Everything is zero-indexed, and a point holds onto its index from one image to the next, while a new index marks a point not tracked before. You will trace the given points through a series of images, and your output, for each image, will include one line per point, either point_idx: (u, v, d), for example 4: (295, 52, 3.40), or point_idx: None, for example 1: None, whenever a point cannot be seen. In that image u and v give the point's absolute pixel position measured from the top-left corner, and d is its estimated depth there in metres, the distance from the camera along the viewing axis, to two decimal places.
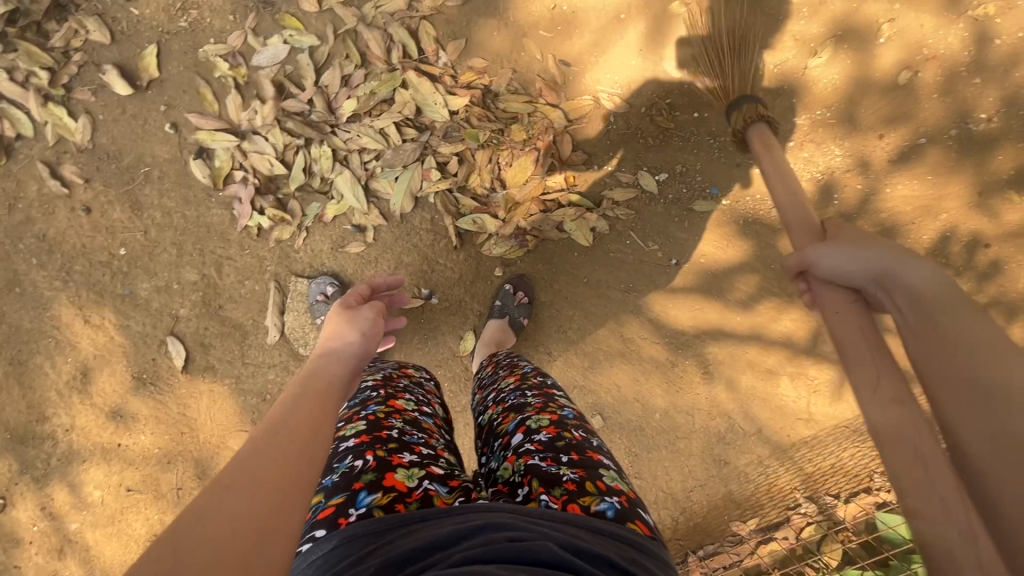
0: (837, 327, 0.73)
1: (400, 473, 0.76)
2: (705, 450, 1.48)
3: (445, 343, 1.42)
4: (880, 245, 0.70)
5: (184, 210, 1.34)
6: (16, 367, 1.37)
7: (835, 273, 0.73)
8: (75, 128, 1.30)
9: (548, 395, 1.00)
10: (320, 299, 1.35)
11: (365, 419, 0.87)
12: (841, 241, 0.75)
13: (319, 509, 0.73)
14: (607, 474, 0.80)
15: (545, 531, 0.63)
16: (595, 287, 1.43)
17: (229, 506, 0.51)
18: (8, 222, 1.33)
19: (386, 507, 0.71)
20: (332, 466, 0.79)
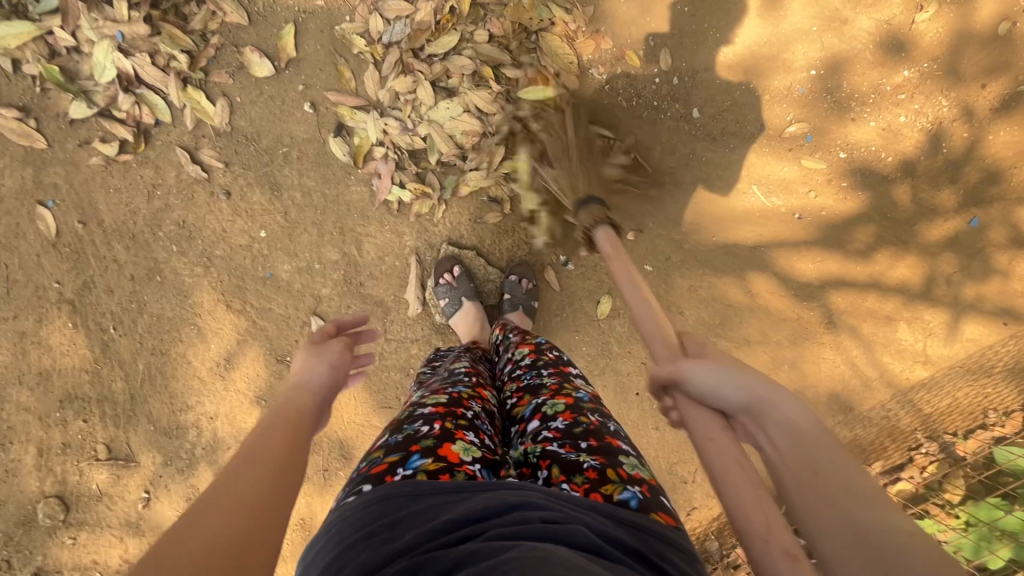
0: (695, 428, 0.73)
1: (457, 445, 0.81)
2: (830, 396, 1.55)
3: (581, 308, 1.45)
4: (754, 375, 0.73)
5: (324, 189, 1.35)
6: (158, 357, 1.36)
7: (712, 388, 0.75)
8: (215, 112, 1.30)
9: (564, 375, 1.03)
10: (446, 281, 1.37)
11: (449, 394, 0.95)
12: (711, 362, 0.78)
13: (374, 461, 0.78)
14: (628, 462, 0.79)
15: (579, 514, 0.66)
16: (723, 243, 1.47)
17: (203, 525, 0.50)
18: (147, 210, 1.32)
19: (431, 471, 0.74)
20: (404, 425, 0.85)
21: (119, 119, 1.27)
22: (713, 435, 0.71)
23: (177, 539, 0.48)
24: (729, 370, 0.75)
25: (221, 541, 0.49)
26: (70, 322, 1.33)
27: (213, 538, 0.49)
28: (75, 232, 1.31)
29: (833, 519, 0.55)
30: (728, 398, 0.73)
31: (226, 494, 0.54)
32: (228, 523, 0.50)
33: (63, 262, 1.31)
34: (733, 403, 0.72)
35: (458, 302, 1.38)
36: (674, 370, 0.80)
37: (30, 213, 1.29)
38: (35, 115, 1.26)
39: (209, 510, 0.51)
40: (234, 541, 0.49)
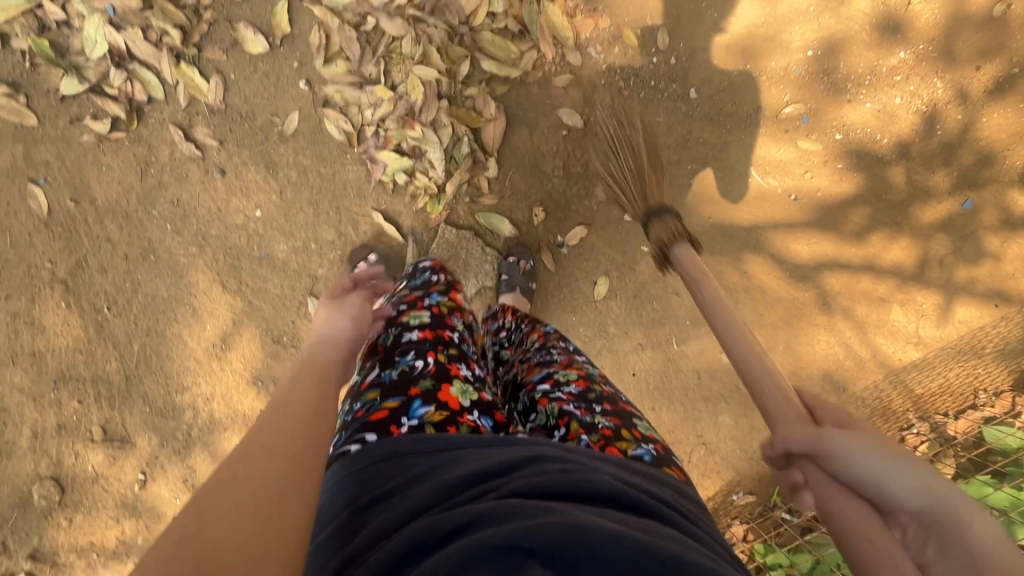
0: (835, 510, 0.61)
1: (455, 387, 0.84)
2: (824, 376, 1.55)
3: (579, 289, 1.45)
4: (927, 471, 0.60)
5: (319, 168, 1.34)
6: (154, 338, 1.35)
7: (872, 475, 0.61)
8: (208, 88, 1.28)
9: (573, 355, 1.03)
10: (361, 264, 1.35)
11: (429, 311, 0.98)
12: (864, 439, 0.64)
13: (374, 405, 0.80)
14: (641, 424, 0.87)
15: (593, 465, 0.69)
16: (720, 225, 1.47)
17: (247, 474, 0.52)
18: (140, 188, 1.30)
19: (438, 424, 0.76)
20: (396, 360, 0.87)
21: (111, 95, 1.25)
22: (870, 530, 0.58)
23: (222, 488, 0.50)
24: (890, 455, 0.62)
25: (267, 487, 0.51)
26: (63, 302, 1.31)
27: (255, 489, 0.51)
28: (67, 211, 1.29)
29: None
30: (892, 493, 0.60)
31: (264, 444, 0.56)
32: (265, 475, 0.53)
33: (56, 241, 1.29)
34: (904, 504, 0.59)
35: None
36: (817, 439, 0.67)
37: (21, 190, 1.27)
38: (25, 91, 1.24)
39: (248, 462, 0.54)
40: (275, 491, 0.52)
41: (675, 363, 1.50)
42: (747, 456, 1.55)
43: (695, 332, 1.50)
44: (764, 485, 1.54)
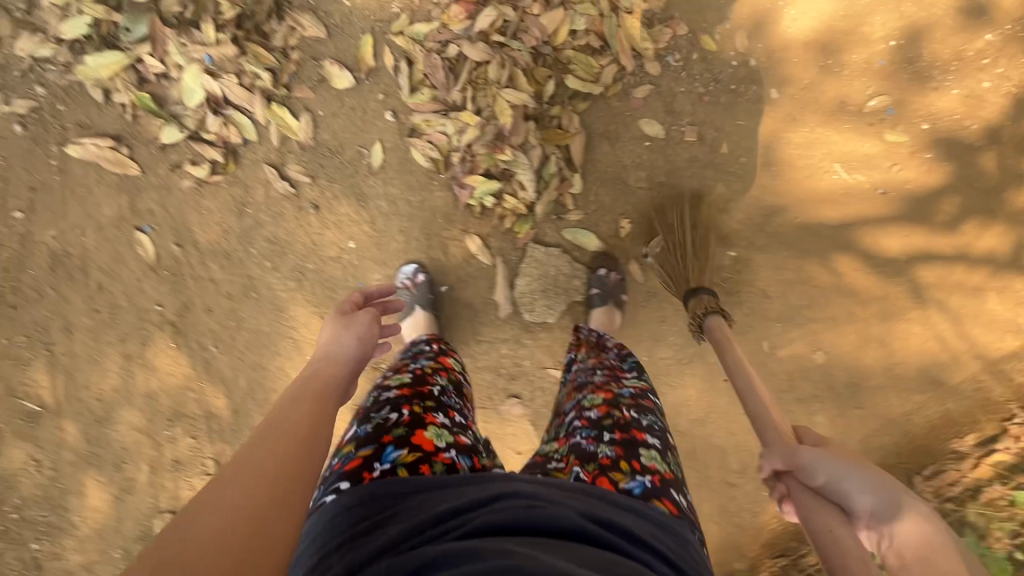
0: (814, 522, 0.78)
1: (430, 431, 0.86)
2: (922, 371, 1.50)
3: (666, 298, 1.44)
4: (883, 478, 0.78)
5: (408, 196, 1.36)
6: (259, 372, 1.39)
7: (834, 483, 0.79)
8: (301, 129, 1.31)
9: (617, 374, 1.04)
10: (405, 283, 1.36)
11: (411, 372, 1.00)
12: (832, 454, 0.82)
13: (349, 457, 0.83)
14: (646, 454, 0.86)
15: (566, 500, 0.70)
16: (807, 224, 1.45)
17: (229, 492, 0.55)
18: (239, 228, 1.34)
19: (409, 464, 0.79)
20: (371, 414, 0.89)
21: (208, 141, 1.29)
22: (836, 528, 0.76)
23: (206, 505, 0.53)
24: (842, 463, 0.80)
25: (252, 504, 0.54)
26: (173, 342, 1.36)
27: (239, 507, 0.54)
28: (172, 255, 1.33)
29: None
30: (854, 498, 0.77)
31: (249, 465, 0.59)
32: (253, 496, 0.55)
33: (163, 284, 1.34)
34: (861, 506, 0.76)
35: (411, 309, 1.35)
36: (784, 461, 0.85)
37: (129, 238, 1.32)
38: (128, 142, 1.29)
39: (234, 482, 0.56)
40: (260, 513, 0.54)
41: (767, 366, 1.49)
42: None
43: (787, 333, 1.48)
44: None
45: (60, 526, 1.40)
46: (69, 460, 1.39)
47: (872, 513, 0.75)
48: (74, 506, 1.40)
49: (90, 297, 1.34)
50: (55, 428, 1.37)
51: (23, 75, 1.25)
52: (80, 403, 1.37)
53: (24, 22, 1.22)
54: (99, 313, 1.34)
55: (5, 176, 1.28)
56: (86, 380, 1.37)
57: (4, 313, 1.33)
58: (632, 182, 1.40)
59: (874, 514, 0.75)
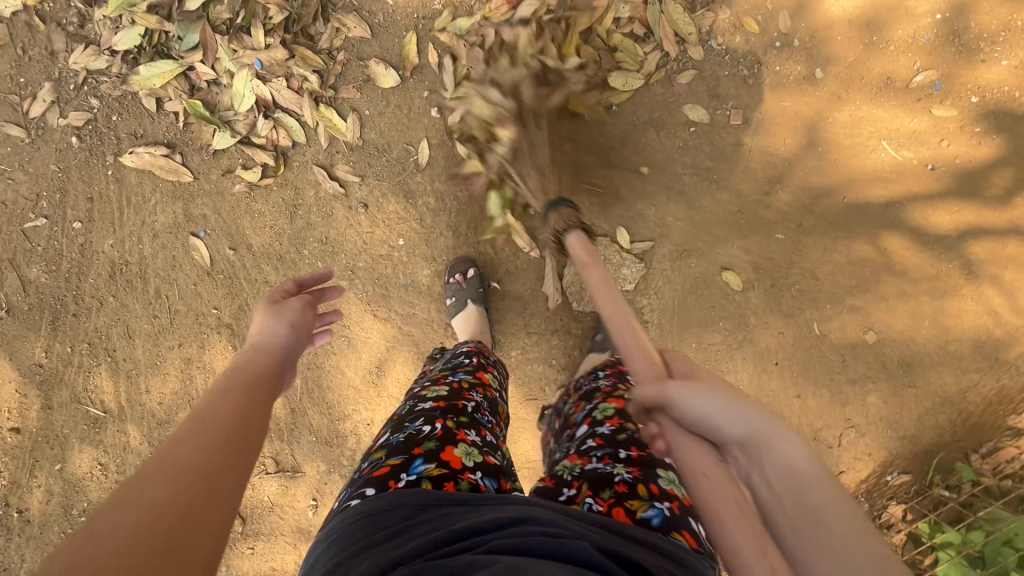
0: (687, 459, 0.72)
1: (459, 448, 0.88)
2: (976, 348, 1.49)
3: (715, 283, 1.44)
4: (748, 404, 0.71)
5: (455, 192, 1.37)
6: (315, 371, 1.41)
7: (706, 417, 0.72)
8: (350, 133, 1.32)
9: (619, 380, 1.12)
10: (456, 278, 1.36)
11: (449, 385, 1.04)
12: (701, 387, 0.75)
13: (377, 463, 0.85)
14: (662, 478, 0.84)
15: (584, 530, 0.70)
16: (855, 203, 1.44)
17: (151, 491, 0.52)
18: (290, 230, 1.35)
19: (435, 478, 0.81)
20: (406, 423, 0.92)
21: (259, 145, 1.31)
22: (708, 471, 0.69)
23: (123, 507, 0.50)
24: (714, 395, 0.73)
25: (177, 504, 0.52)
26: (230, 345, 1.38)
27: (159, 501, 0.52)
28: (226, 259, 1.35)
29: None
30: (723, 430, 0.70)
31: (176, 460, 0.56)
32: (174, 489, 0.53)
33: (218, 288, 1.36)
34: (731, 437, 0.69)
35: (463, 303, 1.36)
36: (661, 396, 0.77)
37: (184, 244, 1.35)
38: (180, 150, 1.31)
39: (154, 479, 0.54)
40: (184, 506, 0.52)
41: (818, 348, 1.48)
42: (900, 436, 1.51)
43: (838, 314, 1.47)
44: (918, 463, 1.51)
45: None
46: (133, 463, 1.42)
47: (740, 442, 0.69)
48: None
49: (148, 304, 1.36)
50: (120, 432, 1.41)
51: (77, 88, 1.27)
52: (142, 407, 1.40)
53: (76, 35, 1.25)
54: (157, 319, 1.37)
55: (63, 188, 1.31)
56: (147, 385, 1.39)
57: (66, 322, 1.36)
58: (677, 167, 1.40)
59: (743, 442, 0.68)
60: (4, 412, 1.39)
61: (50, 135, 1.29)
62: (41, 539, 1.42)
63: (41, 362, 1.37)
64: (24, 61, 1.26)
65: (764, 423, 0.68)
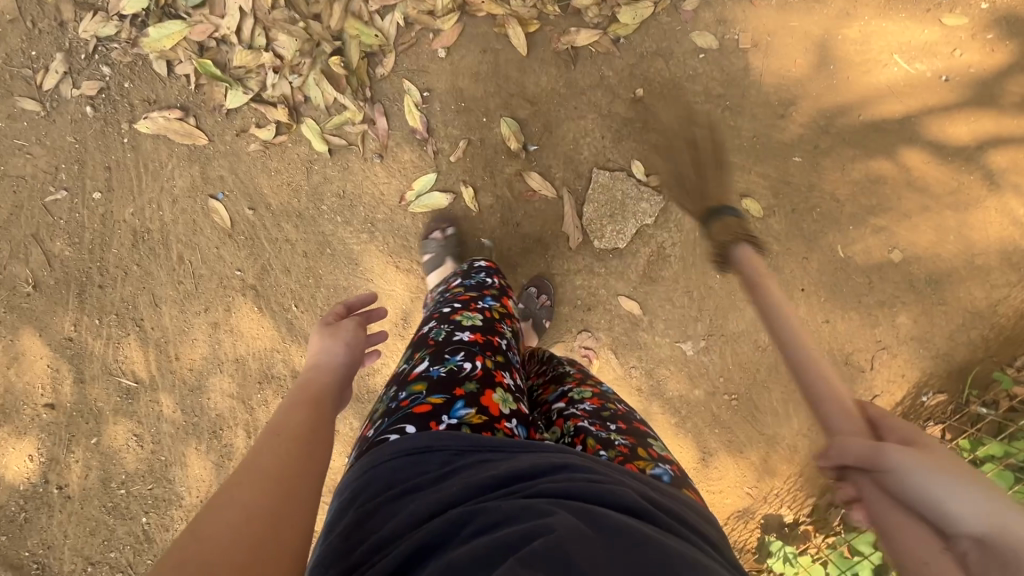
0: (896, 531, 0.63)
1: (498, 394, 0.80)
2: (1005, 260, 1.46)
3: (735, 211, 1.43)
4: (991, 497, 0.59)
5: (469, 137, 1.36)
6: None
7: (931, 492, 0.62)
8: (356, 103, 1.32)
9: (584, 370, 1.05)
10: (436, 235, 1.37)
11: (483, 313, 0.95)
12: (926, 457, 0.65)
13: (416, 397, 0.77)
14: (656, 444, 0.85)
15: (621, 477, 0.67)
16: (871, 120, 1.42)
17: (236, 499, 0.55)
18: (308, 186, 1.36)
19: (476, 426, 0.74)
20: (444, 355, 0.83)
21: (271, 102, 1.31)
22: (925, 557, 0.59)
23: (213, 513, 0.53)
24: (943, 471, 0.63)
25: (258, 511, 0.54)
26: (256, 306, 1.39)
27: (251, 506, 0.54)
28: (246, 220, 1.36)
29: None
30: (950, 511, 0.60)
31: (255, 469, 0.59)
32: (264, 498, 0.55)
33: (241, 250, 1.37)
34: (963, 521, 0.58)
35: (440, 260, 1.36)
36: (865, 454, 0.68)
37: (204, 208, 1.35)
38: (194, 112, 1.31)
39: (239, 488, 0.56)
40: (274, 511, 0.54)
41: (843, 271, 1.46)
42: (933, 355, 1.48)
43: (861, 235, 1.46)
44: (954, 381, 1.48)
45: (166, 498, 1.43)
46: (168, 432, 1.42)
47: (976, 531, 0.58)
48: (177, 479, 1.43)
49: (173, 270, 1.37)
50: (153, 401, 1.41)
51: (88, 57, 1.28)
52: (173, 375, 1.40)
53: (85, 3, 1.26)
54: (183, 284, 1.38)
55: (81, 159, 1.32)
56: (177, 352, 1.40)
57: (92, 294, 1.37)
58: (689, 96, 1.39)
59: (980, 533, 0.57)
60: (38, 388, 1.39)
61: (65, 107, 1.30)
62: (82, 514, 1.42)
63: (71, 336, 1.38)
64: (35, 34, 1.28)
65: (1008, 512, 0.57)
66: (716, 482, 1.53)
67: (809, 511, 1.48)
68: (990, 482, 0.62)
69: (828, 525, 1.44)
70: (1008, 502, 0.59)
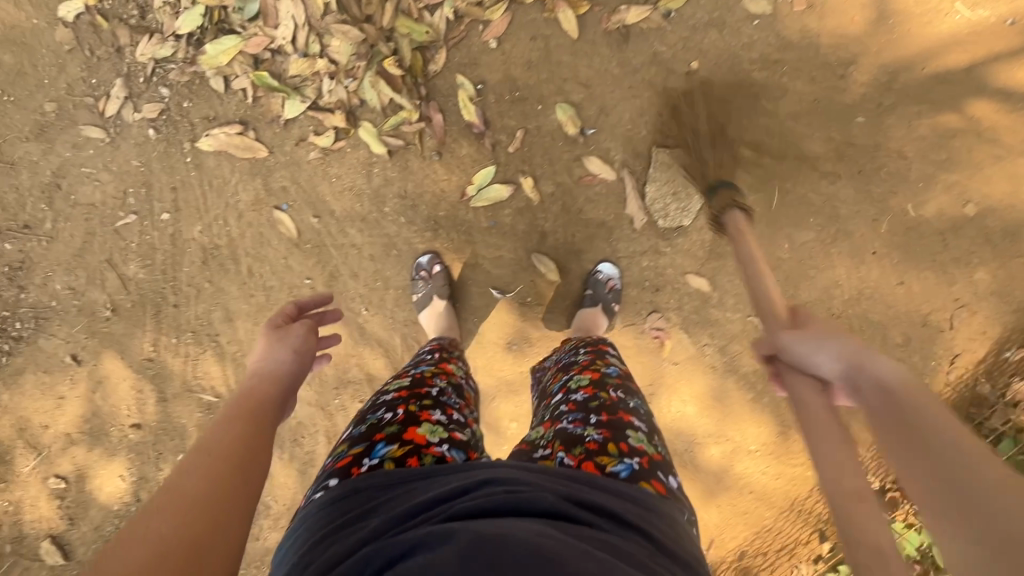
0: (797, 399, 0.88)
1: (423, 428, 0.83)
2: None
3: (801, 178, 1.40)
4: (846, 342, 0.83)
5: (525, 126, 1.35)
6: (411, 327, 1.41)
7: (806, 361, 0.87)
8: (412, 101, 1.32)
9: (599, 352, 1.06)
10: (423, 274, 1.37)
11: (412, 375, 0.98)
12: (803, 335, 0.89)
13: (340, 454, 0.80)
14: (632, 436, 0.84)
15: (543, 483, 0.69)
16: (936, 73, 1.38)
17: (153, 529, 0.52)
18: (370, 189, 1.36)
19: (397, 459, 0.77)
20: (367, 415, 0.87)
21: (328, 109, 1.32)
22: (817, 407, 0.85)
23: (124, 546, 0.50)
24: (820, 341, 0.86)
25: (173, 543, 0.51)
26: None
27: (165, 538, 0.52)
28: (312, 228, 1.37)
29: (930, 489, 0.60)
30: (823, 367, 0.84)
31: (176, 493, 0.56)
32: (181, 524, 0.53)
33: (308, 258, 1.38)
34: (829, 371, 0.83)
35: (429, 299, 1.36)
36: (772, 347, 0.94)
37: (270, 219, 1.36)
38: (253, 126, 1.32)
39: (158, 516, 0.54)
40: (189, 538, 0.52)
41: (915, 230, 1.42)
42: (1015, 309, 1.43)
43: (931, 192, 1.41)
44: None
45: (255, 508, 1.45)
46: None
47: (842, 375, 0.81)
48: (264, 488, 1.45)
49: (244, 283, 1.38)
50: None
51: (146, 80, 1.30)
52: None
53: (139, 26, 1.28)
54: (254, 297, 1.39)
55: (147, 181, 1.34)
56: None
57: (168, 314, 1.39)
58: (745, 65, 1.36)
59: (845, 373, 0.80)
60: (123, 409, 1.41)
61: (128, 131, 1.32)
62: None
63: (150, 357, 1.40)
64: (93, 62, 1.29)
65: (871, 356, 0.78)
66: (797, 456, 1.48)
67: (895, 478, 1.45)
68: (857, 340, 0.83)
69: None
70: (864, 344, 0.81)
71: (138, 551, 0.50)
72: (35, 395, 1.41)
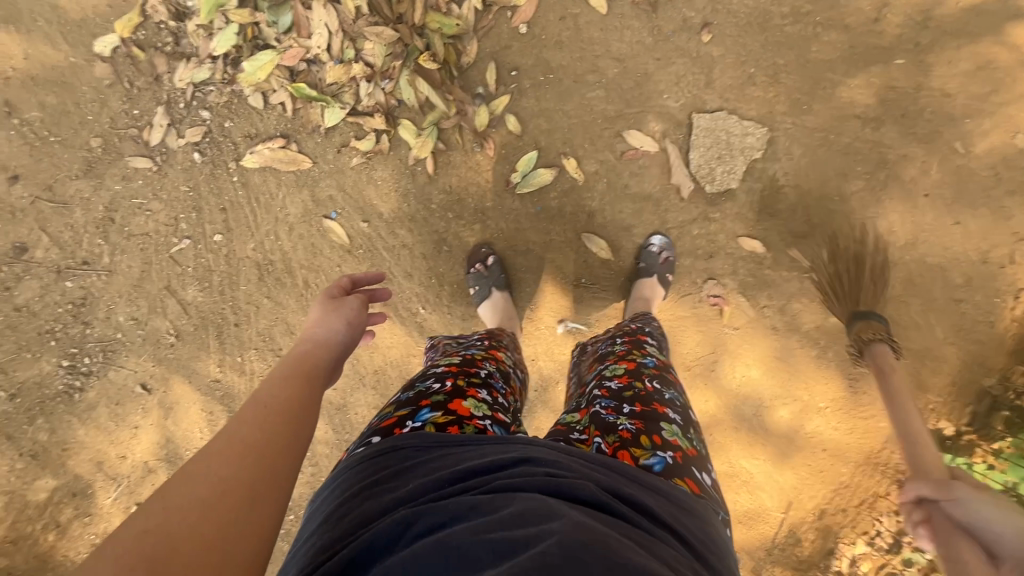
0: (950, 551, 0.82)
1: (468, 401, 0.83)
2: None
3: (844, 128, 1.38)
4: None
5: (563, 107, 1.35)
6: (470, 321, 1.41)
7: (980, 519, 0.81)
8: (450, 95, 1.32)
9: (637, 342, 1.04)
10: (477, 267, 1.36)
11: (462, 355, 0.98)
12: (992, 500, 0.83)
13: (385, 415, 0.80)
14: (667, 429, 0.81)
15: (588, 471, 0.65)
16: (970, 6, 1.36)
17: (211, 473, 0.51)
18: (415, 188, 1.37)
19: (439, 424, 0.76)
20: (416, 383, 0.87)
21: (367, 112, 1.32)
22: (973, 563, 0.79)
23: (182, 486, 0.49)
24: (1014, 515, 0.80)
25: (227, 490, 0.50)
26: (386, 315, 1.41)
27: (225, 479, 0.51)
28: (362, 233, 1.37)
29: None
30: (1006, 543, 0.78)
31: (233, 443, 0.55)
32: (241, 467, 0.53)
33: (362, 263, 1.38)
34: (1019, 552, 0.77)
35: (487, 291, 1.36)
36: (939, 494, 0.87)
37: (320, 229, 1.37)
38: (295, 139, 1.34)
39: (220, 460, 0.53)
40: (245, 485, 0.51)
41: (966, 167, 1.38)
42: None
43: (980, 126, 1.37)
44: None
45: None
46: (323, 453, 1.45)
47: None
48: None
49: (300, 296, 1.38)
50: None
51: (187, 105, 1.32)
52: None
53: (174, 53, 1.30)
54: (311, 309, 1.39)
55: (197, 206, 1.36)
56: None
57: (230, 334, 1.40)
58: (776, 21, 1.36)
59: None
60: (196, 433, 1.43)
61: (174, 157, 1.34)
62: None
63: (217, 378, 1.41)
64: (134, 93, 1.32)
65: None
66: None
67: (968, 420, 1.39)
68: None
69: (993, 432, 1.35)
70: None
71: (197, 492, 0.49)
72: (108, 427, 1.42)
